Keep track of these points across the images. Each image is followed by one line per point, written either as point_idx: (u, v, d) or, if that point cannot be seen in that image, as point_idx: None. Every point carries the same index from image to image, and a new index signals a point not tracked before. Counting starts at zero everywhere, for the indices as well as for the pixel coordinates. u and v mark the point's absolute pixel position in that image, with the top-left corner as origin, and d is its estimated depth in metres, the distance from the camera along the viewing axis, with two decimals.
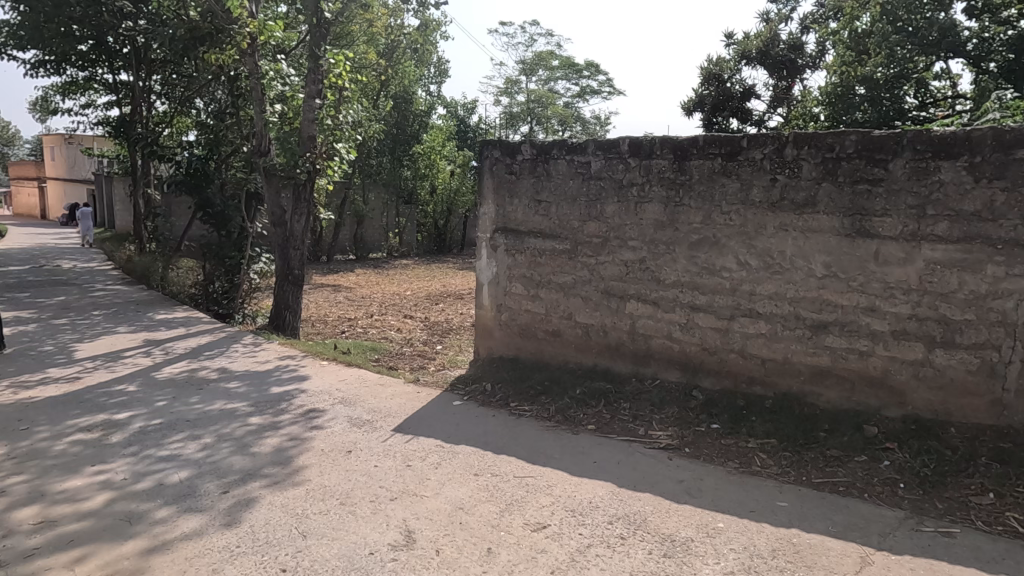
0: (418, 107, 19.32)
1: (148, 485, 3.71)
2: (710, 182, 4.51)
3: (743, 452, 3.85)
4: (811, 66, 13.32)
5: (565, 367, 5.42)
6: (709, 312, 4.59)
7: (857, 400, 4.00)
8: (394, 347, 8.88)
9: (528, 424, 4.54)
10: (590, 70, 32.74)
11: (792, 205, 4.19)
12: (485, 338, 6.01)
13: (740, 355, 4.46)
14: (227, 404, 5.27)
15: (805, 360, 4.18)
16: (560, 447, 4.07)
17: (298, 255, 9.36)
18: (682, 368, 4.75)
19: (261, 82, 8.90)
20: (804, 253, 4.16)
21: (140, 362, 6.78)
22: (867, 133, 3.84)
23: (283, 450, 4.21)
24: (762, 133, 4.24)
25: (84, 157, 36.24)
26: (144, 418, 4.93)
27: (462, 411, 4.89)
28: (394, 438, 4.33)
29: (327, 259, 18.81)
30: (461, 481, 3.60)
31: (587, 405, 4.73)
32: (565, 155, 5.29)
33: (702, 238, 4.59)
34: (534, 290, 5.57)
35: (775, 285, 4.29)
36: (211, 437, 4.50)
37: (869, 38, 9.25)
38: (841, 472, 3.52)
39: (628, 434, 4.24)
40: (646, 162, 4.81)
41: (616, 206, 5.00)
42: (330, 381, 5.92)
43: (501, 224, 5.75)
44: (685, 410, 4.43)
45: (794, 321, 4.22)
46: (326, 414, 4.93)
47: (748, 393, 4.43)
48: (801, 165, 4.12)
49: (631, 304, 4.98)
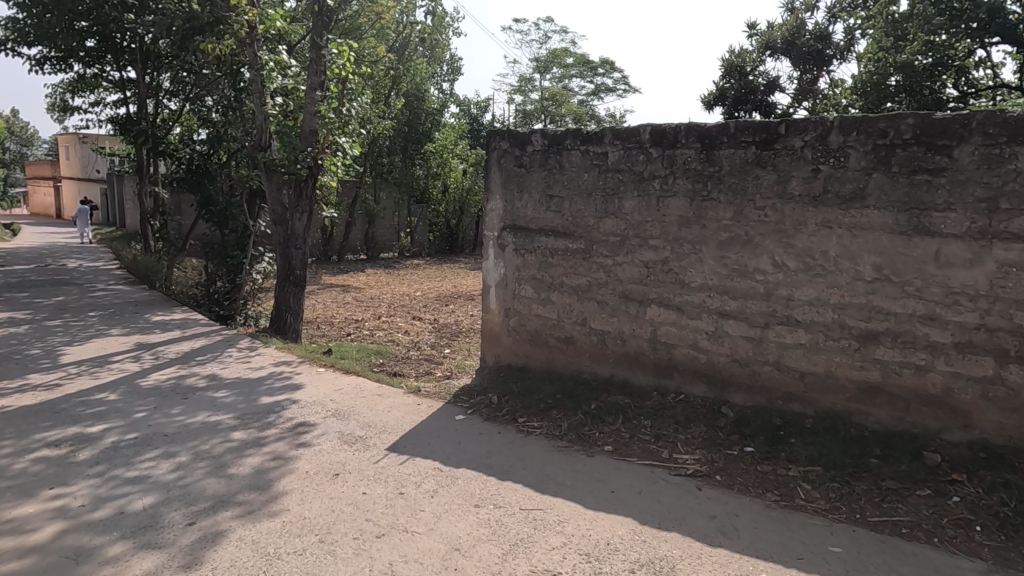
0: (431, 105, 18.81)
1: (107, 514, 3.29)
2: (742, 174, 4.03)
3: (783, 482, 3.35)
4: (840, 57, 12.60)
5: (578, 377, 4.96)
6: (740, 319, 4.11)
7: (912, 421, 3.52)
8: (401, 350, 8.45)
9: (538, 443, 4.06)
10: (605, 67, 32.31)
11: (837, 199, 3.69)
12: (492, 345, 5.55)
13: (775, 367, 3.99)
14: (211, 417, 4.85)
15: (850, 375, 3.70)
16: (572, 472, 3.60)
17: (299, 255, 8.92)
18: (710, 381, 4.27)
19: (261, 73, 8.43)
20: (851, 253, 3.67)
21: (127, 368, 6.38)
22: (928, 115, 3.35)
23: (263, 472, 3.77)
24: (802, 118, 3.75)
25: (96, 157, 36.21)
26: (118, 432, 4.52)
27: (463, 427, 4.43)
28: (388, 459, 3.89)
29: (337, 259, 18.46)
30: (459, 514, 3.14)
31: (604, 422, 4.25)
32: (579, 145, 4.82)
33: (733, 237, 4.11)
34: (545, 294, 5.11)
35: (817, 290, 3.80)
36: (187, 455, 4.08)
37: (910, 22, 8.54)
38: (901, 508, 3.03)
39: (650, 457, 3.77)
40: (670, 152, 4.33)
41: (636, 200, 4.53)
42: (325, 391, 5.48)
43: (510, 221, 5.30)
44: (714, 430, 3.95)
45: (839, 330, 3.73)
46: (316, 428, 4.50)
47: (786, 410, 3.95)
48: (848, 153, 3.63)
49: (652, 310, 4.51)
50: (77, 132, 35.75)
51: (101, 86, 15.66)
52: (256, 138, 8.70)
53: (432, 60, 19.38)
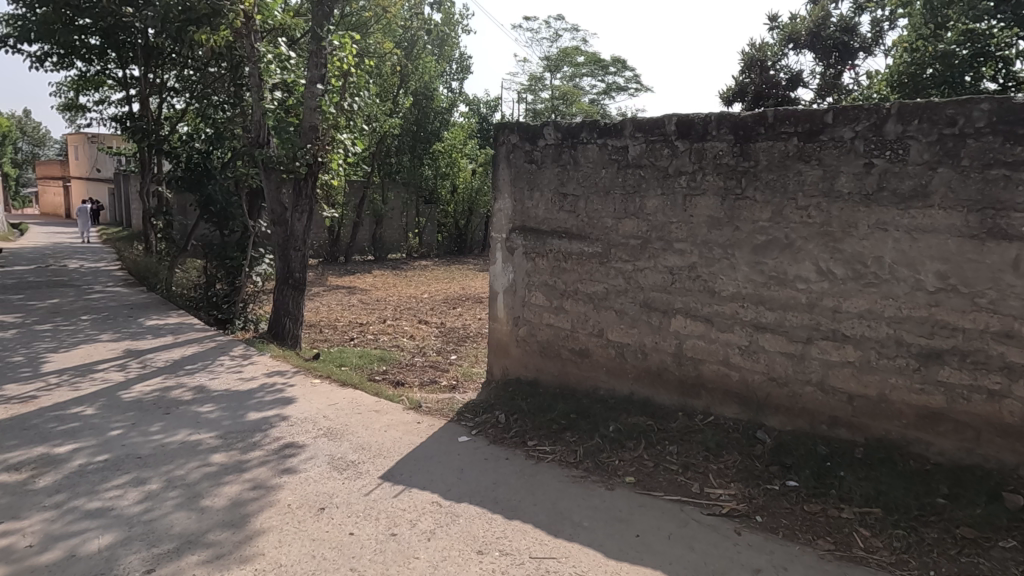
0: (439, 104, 18.35)
1: (55, 556, 2.87)
2: (781, 169, 3.57)
3: (837, 526, 2.89)
4: (867, 50, 11.98)
5: (594, 394, 4.50)
6: (779, 333, 3.65)
7: (983, 455, 3.06)
8: (405, 357, 8.00)
9: (550, 472, 3.61)
10: (617, 66, 31.78)
11: (894, 197, 3.22)
12: (499, 357, 5.11)
13: (818, 389, 3.53)
14: (191, 436, 4.43)
15: (908, 400, 3.24)
16: (589, 509, 3.15)
17: (299, 258, 8.47)
18: (744, 403, 3.82)
19: (258, 66, 8.06)
20: (910, 260, 3.20)
21: (111, 378, 5.97)
22: (1006, 99, 2.89)
23: (242, 504, 3.35)
24: (853, 105, 3.29)
25: (107, 156, 35.42)
26: (88, 454, 4.11)
27: (466, 451, 3.98)
28: (380, 489, 3.45)
29: (344, 260, 18.10)
30: (460, 564, 2.69)
31: (624, 448, 3.79)
32: (596, 139, 4.37)
33: (770, 240, 3.65)
34: (558, 302, 4.67)
35: (868, 301, 3.34)
36: (158, 483, 3.66)
37: (952, 8, 8.03)
38: (982, 565, 2.57)
39: (678, 491, 3.31)
40: (698, 146, 3.88)
41: (660, 199, 4.08)
42: (319, 406, 5.05)
43: (519, 222, 4.86)
44: (751, 459, 3.49)
45: (895, 347, 3.27)
46: (304, 451, 4.07)
47: (831, 437, 3.49)
48: (908, 144, 3.16)
49: (676, 321, 4.06)
50: (85, 132, 35.58)
51: (104, 83, 15.33)
52: (252, 134, 8.44)
53: (440, 58, 19.01)
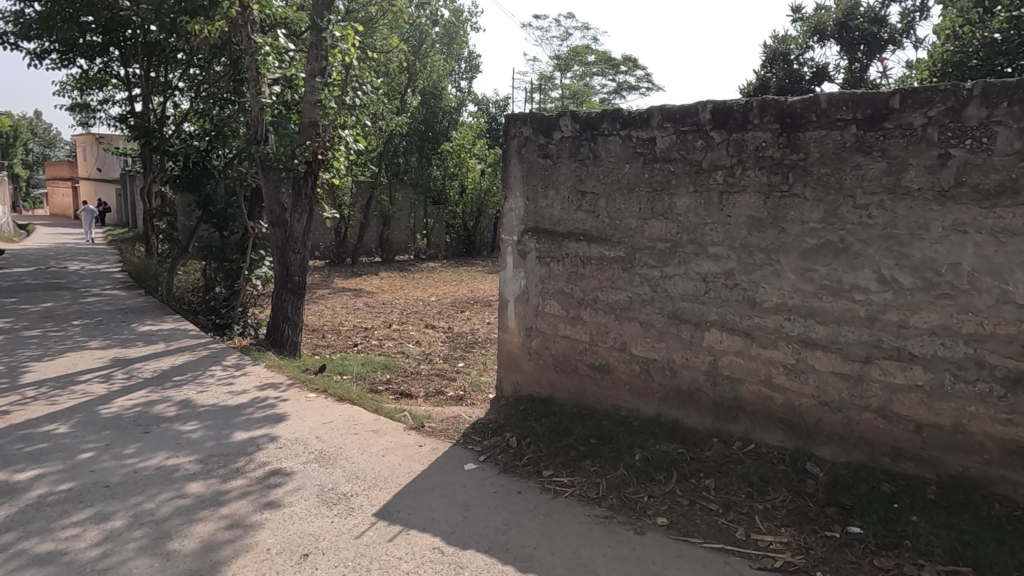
0: (448, 104, 17.93)
1: None
2: (836, 162, 3.10)
3: None
4: (895, 41, 11.47)
5: (615, 415, 4.04)
6: (832, 350, 3.17)
7: None
8: (411, 364, 7.56)
9: (568, 511, 3.14)
10: (628, 65, 31.27)
11: (976, 193, 2.74)
12: (510, 372, 4.64)
13: (880, 416, 3.05)
14: (168, 460, 3.98)
15: (991, 431, 2.76)
16: (614, 560, 2.69)
17: (299, 260, 8.03)
18: (790, 428, 3.35)
19: (256, 58, 7.46)
20: (996, 268, 2.71)
21: (92, 391, 5.54)
22: None
23: (214, 547, 2.91)
24: (926, 87, 2.82)
25: (112, 157, 35.16)
26: (50, 482, 3.66)
27: (471, 482, 3.53)
28: (374, 531, 3.00)
29: (352, 262, 17.65)
30: None
31: (654, 482, 3.32)
32: (619, 130, 3.90)
33: (823, 244, 3.17)
34: (575, 311, 4.22)
35: (942, 316, 2.85)
36: (123, 519, 3.22)
37: None
38: None
39: (719, 538, 2.86)
40: (737, 136, 3.40)
41: (692, 197, 3.61)
42: (312, 424, 4.61)
43: (533, 223, 4.40)
44: (803, 498, 3.02)
45: (975, 370, 2.78)
46: (291, 481, 3.62)
47: (895, 472, 3.01)
48: (995, 131, 2.68)
49: (710, 334, 3.59)
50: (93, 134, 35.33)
51: (107, 82, 15.00)
52: (251, 130, 7.89)
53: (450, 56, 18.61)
